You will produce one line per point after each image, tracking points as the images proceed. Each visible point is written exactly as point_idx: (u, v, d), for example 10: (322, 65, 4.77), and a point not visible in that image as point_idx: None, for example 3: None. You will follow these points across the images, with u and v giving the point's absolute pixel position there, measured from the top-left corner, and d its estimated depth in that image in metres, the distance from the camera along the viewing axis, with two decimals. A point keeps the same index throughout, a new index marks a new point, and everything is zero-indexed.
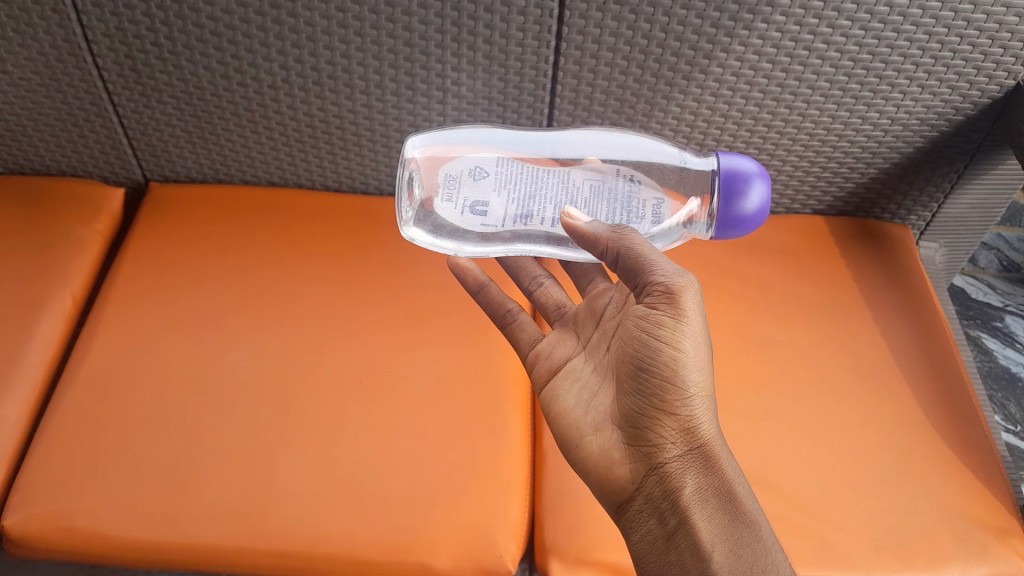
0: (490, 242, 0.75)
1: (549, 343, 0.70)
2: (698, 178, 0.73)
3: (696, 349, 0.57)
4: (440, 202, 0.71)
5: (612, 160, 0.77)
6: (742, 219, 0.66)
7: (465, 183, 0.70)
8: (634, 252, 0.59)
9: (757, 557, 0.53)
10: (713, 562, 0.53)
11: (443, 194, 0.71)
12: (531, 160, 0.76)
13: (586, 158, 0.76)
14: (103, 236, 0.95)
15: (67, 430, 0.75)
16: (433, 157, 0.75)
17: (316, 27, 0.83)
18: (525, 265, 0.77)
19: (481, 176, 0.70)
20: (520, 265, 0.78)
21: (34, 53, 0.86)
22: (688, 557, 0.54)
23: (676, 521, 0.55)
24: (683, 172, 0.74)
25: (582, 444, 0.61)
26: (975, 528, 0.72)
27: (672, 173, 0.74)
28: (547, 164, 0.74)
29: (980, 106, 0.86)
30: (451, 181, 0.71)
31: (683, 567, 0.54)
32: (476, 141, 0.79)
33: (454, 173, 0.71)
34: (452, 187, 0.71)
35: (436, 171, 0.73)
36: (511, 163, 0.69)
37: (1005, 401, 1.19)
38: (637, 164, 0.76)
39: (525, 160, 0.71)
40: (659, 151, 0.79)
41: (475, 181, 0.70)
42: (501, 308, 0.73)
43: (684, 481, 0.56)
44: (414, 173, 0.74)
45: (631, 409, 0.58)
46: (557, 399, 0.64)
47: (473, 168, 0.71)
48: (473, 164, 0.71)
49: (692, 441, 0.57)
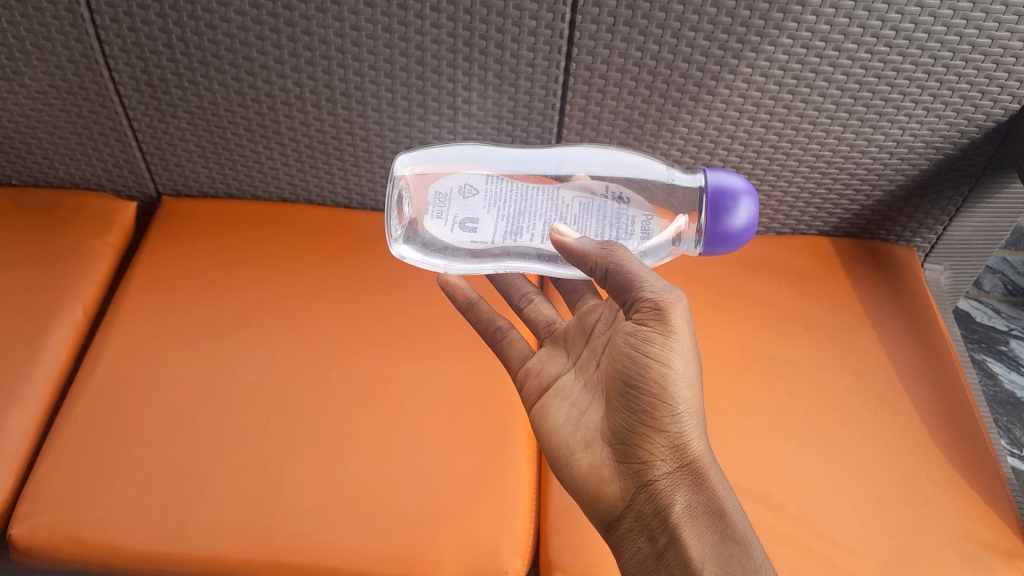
0: (479, 260, 0.75)
1: (540, 360, 0.70)
2: (686, 195, 0.73)
3: (684, 365, 0.57)
4: (429, 219, 0.72)
5: (602, 177, 0.78)
6: (730, 235, 0.67)
7: (455, 200, 0.71)
8: (622, 269, 0.59)
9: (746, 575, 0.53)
10: None
11: (433, 211, 0.72)
12: (521, 177, 0.78)
13: (573, 174, 0.78)
14: (115, 249, 0.96)
15: (76, 439, 0.76)
16: (422, 175, 0.76)
17: (330, 45, 0.84)
18: (514, 282, 0.78)
19: (470, 193, 0.71)
20: (509, 281, 0.78)
21: (52, 67, 0.88)
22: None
23: (666, 539, 0.56)
24: (672, 189, 0.75)
25: (572, 461, 0.61)
26: (982, 549, 0.71)
27: (660, 189, 0.76)
28: (537, 180, 0.77)
29: (985, 129, 0.86)
30: (441, 199, 0.72)
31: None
32: (467, 159, 0.81)
33: (443, 191, 0.72)
34: (442, 205, 0.72)
35: (426, 191, 0.74)
36: (499, 182, 0.71)
37: (1010, 424, 1.17)
38: (626, 180, 0.78)
39: (513, 180, 0.74)
40: (648, 168, 0.80)
41: (465, 199, 0.71)
42: (491, 326, 0.74)
43: (674, 498, 0.56)
44: (403, 192, 0.75)
45: (620, 426, 0.59)
46: (547, 416, 0.64)
47: (463, 185, 0.72)
48: (463, 181, 0.72)
49: (682, 458, 0.57)
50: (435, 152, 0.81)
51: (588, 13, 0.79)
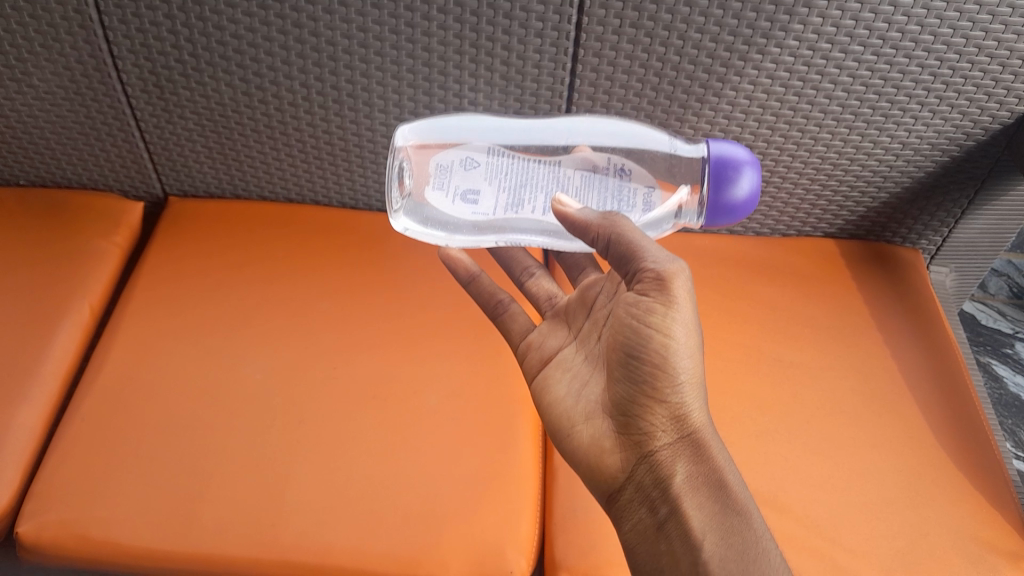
0: (481, 233, 0.74)
1: (541, 334, 0.71)
2: (689, 166, 0.74)
3: (686, 336, 0.58)
4: (431, 190, 0.72)
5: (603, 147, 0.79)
6: (733, 206, 0.67)
7: (456, 171, 0.72)
8: (624, 239, 0.60)
9: (747, 545, 0.54)
10: (704, 550, 0.54)
11: (435, 182, 0.72)
12: (523, 150, 0.78)
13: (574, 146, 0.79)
14: (121, 249, 0.97)
15: (83, 439, 0.76)
16: (423, 148, 0.77)
17: (337, 46, 0.84)
18: (516, 256, 0.79)
19: (472, 165, 0.71)
20: (511, 255, 0.79)
21: (60, 68, 0.88)
22: (678, 545, 0.55)
23: (666, 510, 0.56)
24: (675, 160, 0.75)
25: (573, 433, 0.62)
26: (987, 552, 0.71)
27: (663, 160, 0.76)
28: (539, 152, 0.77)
29: (991, 131, 0.86)
30: (442, 171, 0.72)
31: (673, 555, 0.55)
32: (467, 133, 0.81)
33: (445, 163, 0.72)
34: (443, 176, 0.72)
35: (427, 162, 0.74)
36: (502, 155, 0.71)
37: (1015, 427, 1.17)
38: (627, 152, 0.78)
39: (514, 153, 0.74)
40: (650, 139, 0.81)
41: (466, 171, 0.72)
42: (493, 299, 0.75)
43: (675, 469, 0.57)
44: (404, 163, 0.75)
45: (621, 398, 0.59)
46: (548, 390, 0.65)
47: (465, 158, 0.72)
48: (465, 154, 0.73)
49: (683, 429, 0.58)
50: (440, 125, 0.82)
51: (594, 14, 0.79)
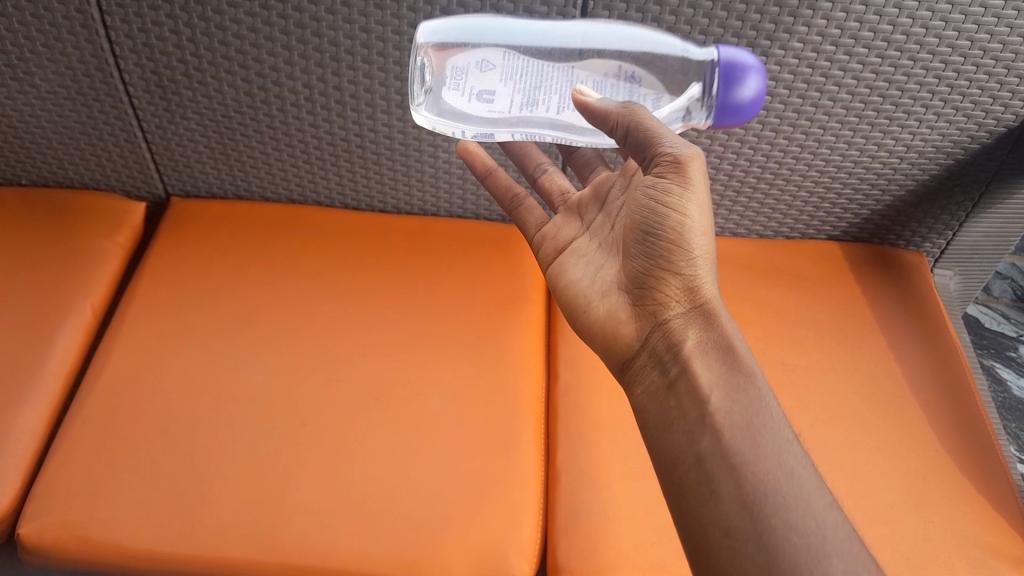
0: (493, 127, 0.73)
1: (556, 226, 0.73)
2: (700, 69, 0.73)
3: (701, 214, 0.59)
4: (448, 91, 0.73)
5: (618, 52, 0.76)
6: (740, 107, 0.66)
7: (473, 72, 0.71)
8: (642, 127, 0.60)
9: (752, 403, 0.54)
10: (711, 405, 0.54)
11: (451, 83, 0.72)
12: (538, 52, 0.76)
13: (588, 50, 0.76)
14: (123, 250, 0.96)
15: (85, 440, 0.76)
16: (439, 50, 0.75)
17: (340, 47, 0.84)
18: (530, 154, 0.82)
19: (488, 67, 0.71)
20: (525, 153, 0.83)
21: (62, 68, 0.88)
22: (686, 401, 0.56)
23: (676, 370, 0.57)
24: (687, 62, 0.75)
25: (589, 309, 0.64)
26: (991, 557, 0.71)
27: (675, 62, 0.75)
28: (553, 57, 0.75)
29: (996, 134, 0.86)
30: (458, 72, 0.72)
31: (680, 410, 0.56)
32: (481, 33, 0.77)
33: (462, 65, 0.72)
34: (459, 77, 0.72)
35: (445, 62, 0.74)
36: (517, 56, 0.71)
37: (1019, 431, 1.17)
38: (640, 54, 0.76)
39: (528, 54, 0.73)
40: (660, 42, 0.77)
41: (482, 72, 0.71)
42: (508, 195, 0.79)
43: (686, 335, 0.58)
44: (424, 63, 0.76)
45: (636, 272, 0.61)
46: (565, 273, 0.67)
47: (481, 59, 0.71)
48: (481, 55, 0.72)
49: (695, 300, 0.59)
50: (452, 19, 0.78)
51: (596, 16, 0.79)
